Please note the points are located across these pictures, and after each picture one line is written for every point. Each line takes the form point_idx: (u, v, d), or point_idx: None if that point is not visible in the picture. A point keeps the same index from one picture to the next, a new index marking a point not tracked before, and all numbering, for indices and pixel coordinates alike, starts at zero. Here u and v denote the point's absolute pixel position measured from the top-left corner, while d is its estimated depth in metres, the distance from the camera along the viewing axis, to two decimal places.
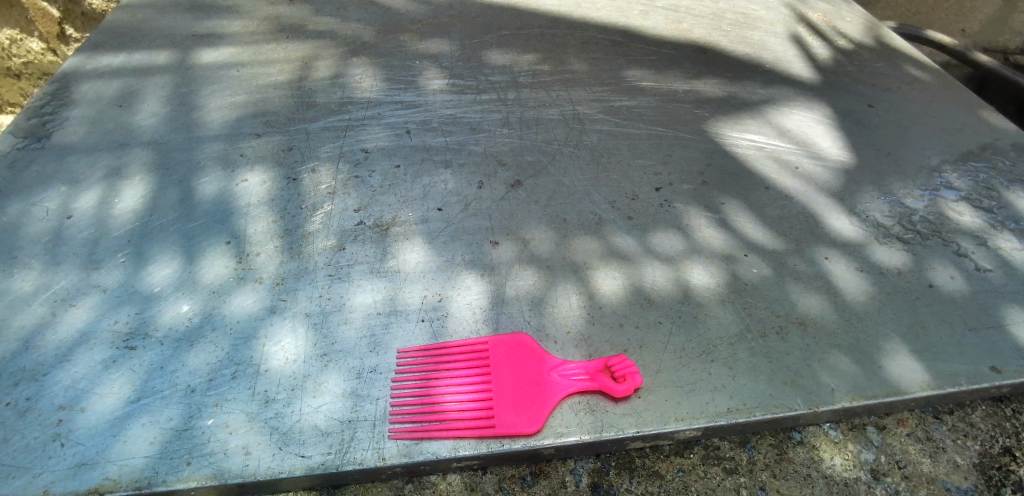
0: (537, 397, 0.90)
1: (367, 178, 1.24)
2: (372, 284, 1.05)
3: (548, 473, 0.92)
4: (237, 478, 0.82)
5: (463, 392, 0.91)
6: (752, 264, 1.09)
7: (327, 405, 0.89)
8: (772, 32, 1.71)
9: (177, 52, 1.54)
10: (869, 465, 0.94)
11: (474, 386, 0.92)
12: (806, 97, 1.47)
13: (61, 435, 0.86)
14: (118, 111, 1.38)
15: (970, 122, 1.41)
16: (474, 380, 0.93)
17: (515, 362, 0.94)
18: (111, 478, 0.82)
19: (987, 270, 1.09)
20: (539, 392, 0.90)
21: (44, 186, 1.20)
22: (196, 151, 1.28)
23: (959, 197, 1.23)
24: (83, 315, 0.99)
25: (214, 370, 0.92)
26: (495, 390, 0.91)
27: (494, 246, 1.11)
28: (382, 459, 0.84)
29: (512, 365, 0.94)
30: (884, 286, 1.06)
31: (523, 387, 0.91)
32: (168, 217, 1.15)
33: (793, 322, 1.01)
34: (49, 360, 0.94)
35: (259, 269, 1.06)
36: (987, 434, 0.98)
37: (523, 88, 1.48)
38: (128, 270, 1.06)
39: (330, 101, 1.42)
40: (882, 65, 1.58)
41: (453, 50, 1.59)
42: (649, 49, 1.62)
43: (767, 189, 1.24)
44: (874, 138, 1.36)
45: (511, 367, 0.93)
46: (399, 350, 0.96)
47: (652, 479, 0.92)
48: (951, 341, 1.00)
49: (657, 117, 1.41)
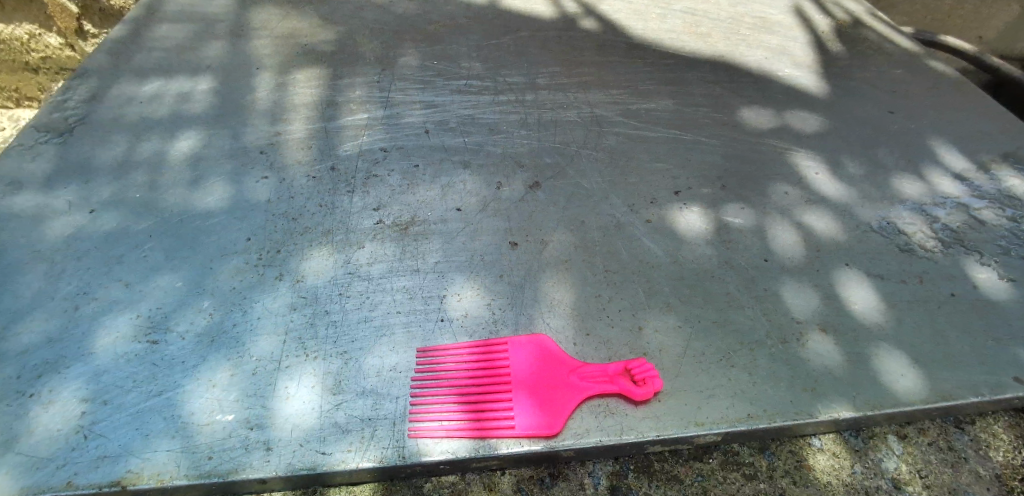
0: (555, 399, 0.90)
1: (386, 177, 1.24)
2: (391, 283, 1.05)
3: (566, 475, 0.92)
4: (257, 474, 0.83)
5: (482, 393, 0.92)
6: (770, 269, 1.09)
7: (347, 403, 0.90)
8: (791, 37, 1.70)
9: (198, 49, 1.56)
10: (890, 474, 0.93)
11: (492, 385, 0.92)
12: (826, 102, 1.46)
13: (83, 427, 0.87)
14: (139, 106, 1.39)
15: (992, 130, 1.39)
16: (493, 382, 0.93)
17: (534, 364, 0.94)
18: (134, 472, 0.83)
19: (1011, 279, 1.09)
20: (557, 392, 0.91)
21: (68, 181, 1.22)
22: (217, 148, 1.29)
23: (982, 205, 1.22)
24: (106, 308, 1.00)
25: (235, 365, 0.93)
26: (513, 391, 0.91)
27: (512, 247, 1.11)
28: (402, 457, 0.85)
29: (531, 366, 0.94)
30: (906, 294, 1.06)
31: (539, 388, 0.91)
32: (189, 213, 1.16)
33: (813, 328, 1.00)
34: (72, 353, 0.95)
35: (279, 266, 1.07)
36: (1010, 445, 0.97)
37: (541, 89, 1.48)
38: (151, 265, 1.07)
39: (349, 100, 1.43)
40: (902, 71, 1.57)
41: (471, 50, 1.60)
42: (668, 52, 1.62)
43: (786, 194, 1.23)
44: (895, 144, 1.35)
45: (529, 367, 0.94)
46: (418, 349, 0.96)
47: (671, 483, 0.92)
48: (973, 351, 0.99)
49: (675, 121, 1.41)
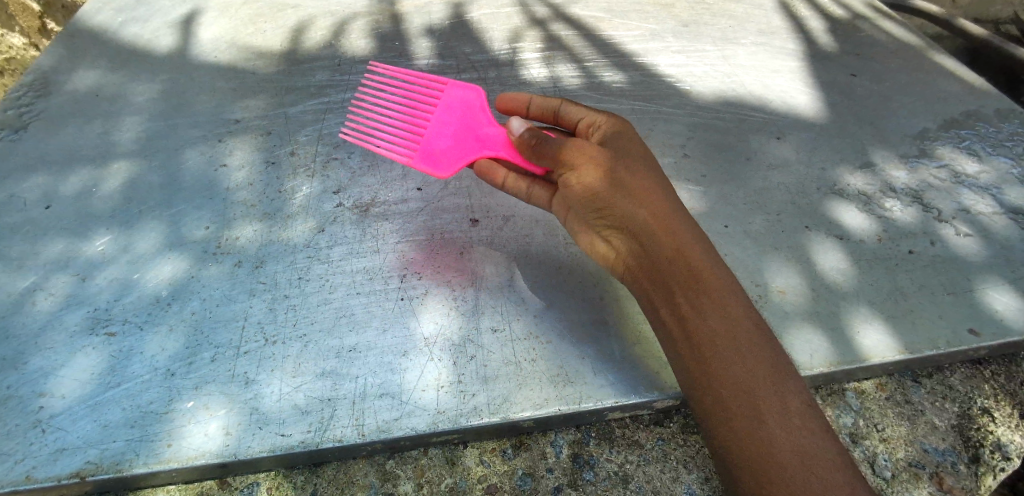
0: (477, 106, 1.08)
1: (347, 159, 1.23)
2: (352, 265, 1.05)
3: (528, 445, 0.93)
4: (217, 458, 0.84)
5: (409, 129, 1.13)
6: (732, 234, 1.09)
7: (307, 384, 0.89)
8: (757, 5, 1.69)
9: (154, 39, 1.52)
10: (848, 429, 0.95)
11: (436, 121, 1.10)
12: (788, 69, 1.46)
13: (41, 421, 0.86)
14: (95, 100, 1.36)
15: (953, 90, 1.40)
16: (414, 123, 1.13)
17: (453, 114, 1.10)
18: (93, 462, 0.83)
19: (971, 235, 1.10)
20: (482, 115, 1.06)
21: (22, 177, 1.19)
22: (175, 138, 1.27)
23: (942, 164, 1.23)
24: (61, 301, 0.99)
25: (195, 354, 0.92)
26: (449, 115, 1.10)
27: (473, 224, 1.11)
28: (362, 436, 0.85)
29: (450, 115, 1.10)
30: (865, 253, 1.07)
31: (469, 115, 1.08)
32: (146, 204, 1.14)
33: (772, 291, 1.01)
34: (28, 349, 0.93)
35: (239, 254, 1.06)
36: (966, 396, 1.00)
37: (504, 67, 1.47)
38: (108, 257, 1.05)
39: (310, 85, 1.41)
40: (866, 34, 1.57)
41: (435, 30, 1.57)
42: (633, 24, 1.60)
43: (749, 160, 1.23)
44: (856, 107, 1.35)
45: (480, 142, 1.02)
46: (387, 101, 1.22)
47: (632, 448, 0.94)
48: (931, 306, 1.00)
49: (639, 92, 1.40)
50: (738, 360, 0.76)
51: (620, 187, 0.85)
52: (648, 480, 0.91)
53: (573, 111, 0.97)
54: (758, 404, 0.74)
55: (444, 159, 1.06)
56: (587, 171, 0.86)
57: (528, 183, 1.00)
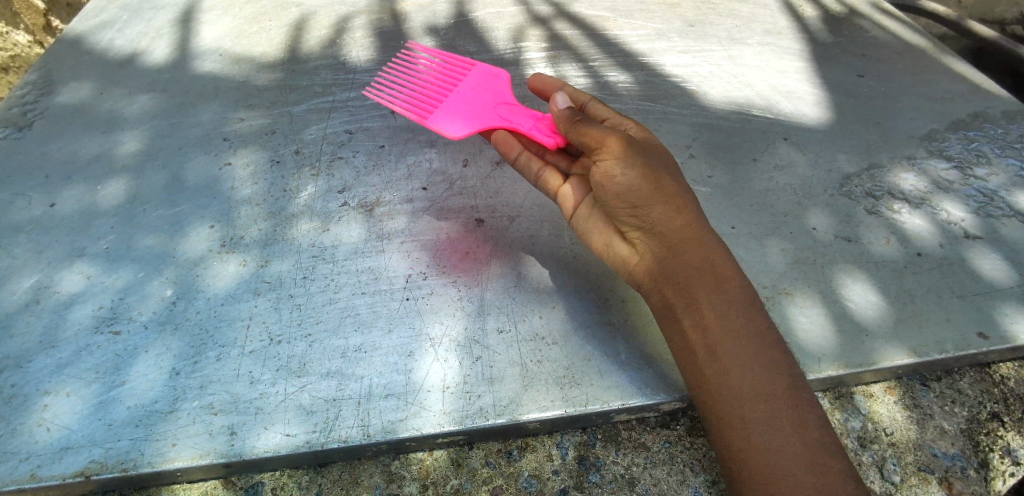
0: (501, 82, 1.13)
1: (351, 158, 1.23)
2: (357, 265, 1.04)
3: (533, 447, 0.93)
4: (221, 458, 0.83)
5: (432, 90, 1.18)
6: (738, 235, 1.08)
7: (312, 384, 0.89)
8: (763, 5, 1.68)
9: (158, 37, 1.52)
10: (855, 433, 0.94)
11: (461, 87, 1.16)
12: (794, 69, 1.46)
13: (46, 420, 0.86)
14: (100, 98, 1.36)
15: (961, 91, 1.39)
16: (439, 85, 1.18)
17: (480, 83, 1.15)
18: (98, 461, 0.83)
19: (979, 237, 1.09)
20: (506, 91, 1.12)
21: (27, 176, 1.19)
22: (179, 136, 1.27)
23: (950, 166, 1.22)
24: (66, 300, 0.99)
25: (200, 353, 0.92)
26: (475, 82, 1.15)
27: (479, 224, 1.10)
28: (368, 436, 0.85)
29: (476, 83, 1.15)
30: (873, 256, 1.06)
31: (493, 88, 1.13)
32: (150, 203, 1.14)
33: (780, 293, 1.00)
34: (33, 347, 0.93)
35: (244, 252, 1.05)
36: (975, 400, 0.99)
37: (509, 66, 1.46)
38: (113, 255, 1.05)
39: (314, 83, 1.40)
40: (873, 35, 1.56)
41: (439, 29, 1.57)
42: (638, 24, 1.59)
43: (755, 161, 1.22)
44: (864, 108, 1.34)
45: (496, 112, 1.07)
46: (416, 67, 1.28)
47: (638, 450, 0.93)
48: (939, 310, 0.99)
49: (645, 93, 1.39)
50: (746, 364, 0.77)
51: (658, 189, 0.85)
52: (654, 483, 0.90)
53: (599, 110, 0.99)
54: (766, 412, 0.74)
55: (459, 122, 1.08)
56: (626, 166, 0.85)
57: (540, 165, 1.01)
